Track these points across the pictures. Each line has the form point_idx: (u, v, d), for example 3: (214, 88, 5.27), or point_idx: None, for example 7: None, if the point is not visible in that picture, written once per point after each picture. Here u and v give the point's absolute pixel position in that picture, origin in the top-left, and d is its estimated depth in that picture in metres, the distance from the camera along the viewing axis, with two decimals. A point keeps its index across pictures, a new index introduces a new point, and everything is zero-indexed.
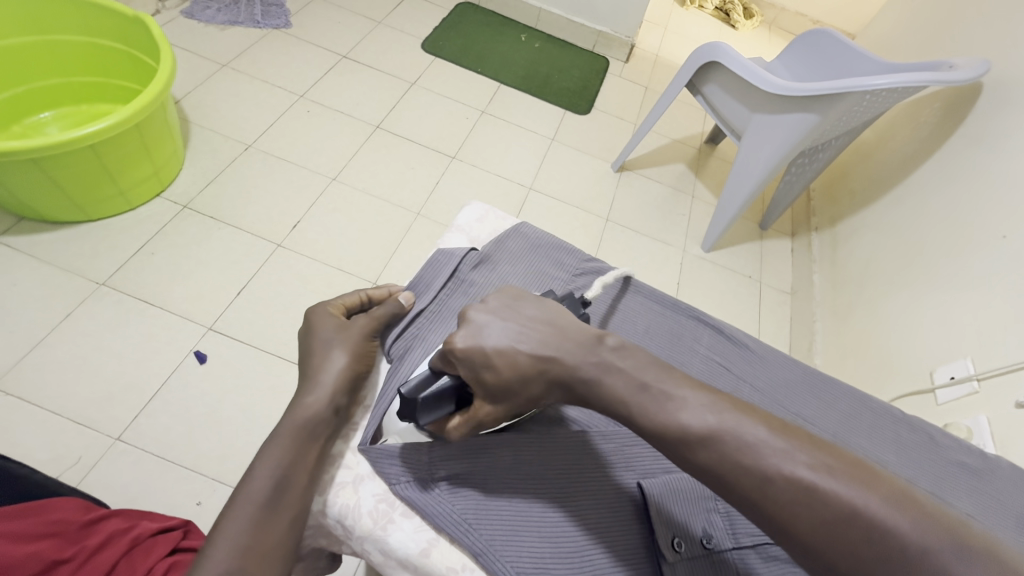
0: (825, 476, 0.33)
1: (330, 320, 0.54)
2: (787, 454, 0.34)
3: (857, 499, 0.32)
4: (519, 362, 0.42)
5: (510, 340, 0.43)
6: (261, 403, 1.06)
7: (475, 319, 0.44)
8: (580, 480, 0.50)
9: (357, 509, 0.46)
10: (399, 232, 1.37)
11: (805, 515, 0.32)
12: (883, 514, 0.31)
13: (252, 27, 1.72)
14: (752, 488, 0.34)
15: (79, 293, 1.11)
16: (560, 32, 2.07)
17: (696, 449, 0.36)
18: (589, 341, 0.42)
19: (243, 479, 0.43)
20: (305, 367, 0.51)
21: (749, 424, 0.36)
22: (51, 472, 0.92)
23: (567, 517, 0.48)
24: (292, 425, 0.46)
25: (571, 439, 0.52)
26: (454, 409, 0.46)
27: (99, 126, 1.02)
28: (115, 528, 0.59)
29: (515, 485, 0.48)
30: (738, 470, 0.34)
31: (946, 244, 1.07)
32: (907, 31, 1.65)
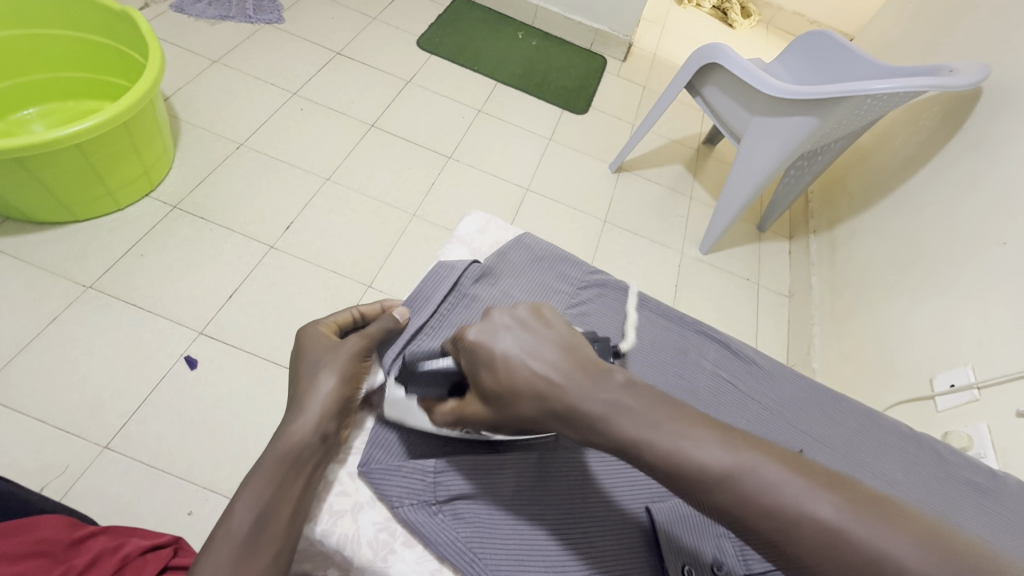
0: (850, 518, 0.32)
1: (322, 340, 0.52)
2: (810, 495, 0.33)
3: (887, 547, 0.31)
4: (520, 373, 0.39)
5: (521, 351, 0.40)
6: (253, 411, 1.04)
7: (496, 319, 0.43)
8: (584, 491, 0.49)
9: (357, 539, 0.45)
10: (395, 234, 1.35)
11: (829, 560, 0.31)
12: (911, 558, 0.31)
13: (244, 22, 1.69)
14: (777, 530, 0.32)
15: (66, 296, 1.08)
16: (558, 30, 2.05)
17: (714, 493, 0.34)
18: (600, 376, 0.38)
19: (226, 512, 0.41)
20: (294, 392, 0.49)
21: (767, 464, 0.34)
22: (37, 482, 0.90)
23: (572, 532, 0.47)
24: (275, 455, 0.44)
25: (579, 462, 0.50)
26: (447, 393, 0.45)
27: (85, 125, 0.99)
28: (104, 545, 0.58)
29: (521, 511, 0.47)
30: (764, 515, 0.33)
31: (944, 251, 1.07)
32: (904, 32, 1.65)
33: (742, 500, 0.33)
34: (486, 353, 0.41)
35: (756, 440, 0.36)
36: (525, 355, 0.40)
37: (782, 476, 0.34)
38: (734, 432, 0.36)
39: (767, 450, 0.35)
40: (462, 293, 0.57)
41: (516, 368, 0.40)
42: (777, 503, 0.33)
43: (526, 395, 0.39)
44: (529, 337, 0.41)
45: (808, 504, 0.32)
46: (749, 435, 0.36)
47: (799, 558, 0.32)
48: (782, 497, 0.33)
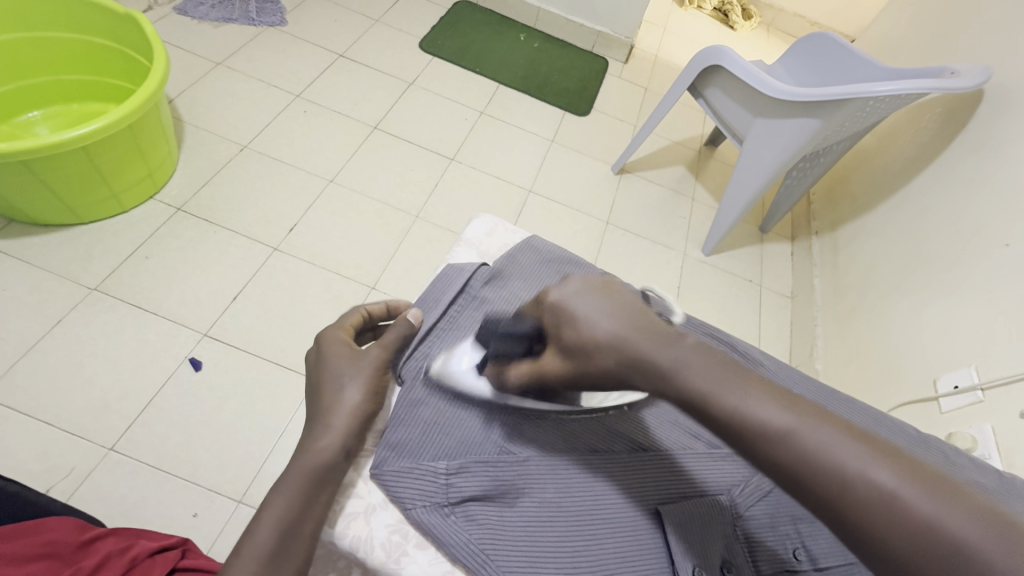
0: (911, 489, 0.30)
1: (341, 349, 0.49)
2: (870, 462, 0.31)
3: (948, 522, 0.29)
4: (602, 328, 0.37)
5: (597, 309, 0.38)
6: (258, 414, 1.04)
7: (574, 281, 0.41)
8: (604, 479, 0.46)
9: (369, 541, 0.44)
10: (398, 236, 1.35)
11: (887, 529, 0.29)
12: (976, 537, 0.28)
13: (247, 24, 1.69)
14: (829, 491, 0.31)
15: (71, 298, 1.09)
16: (559, 32, 2.05)
17: (770, 448, 0.32)
18: (671, 336, 0.37)
19: (251, 524, 0.39)
20: (314, 404, 0.46)
21: (826, 429, 0.32)
22: (43, 484, 0.90)
23: (593, 527, 0.43)
24: (302, 469, 0.42)
25: (600, 456, 0.47)
26: (524, 352, 0.43)
27: (90, 128, 0.99)
28: (112, 548, 0.58)
29: (539, 510, 0.43)
30: (817, 476, 0.31)
31: (949, 252, 1.07)
32: (906, 34, 1.65)
33: (798, 459, 0.31)
34: (566, 315, 0.39)
35: (822, 410, 0.34)
36: (601, 315, 0.38)
37: (842, 444, 0.32)
38: (799, 398, 0.34)
39: (830, 417, 0.33)
40: (471, 296, 0.57)
41: (595, 327, 0.37)
42: (831, 466, 0.31)
43: (606, 351, 0.37)
44: (606, 299, 0.39)
45: (868, 471, 0.30)
46: (811, 403, 0.34)
47: (854, 522, 0.30)
48: (839, 461, 0.31)
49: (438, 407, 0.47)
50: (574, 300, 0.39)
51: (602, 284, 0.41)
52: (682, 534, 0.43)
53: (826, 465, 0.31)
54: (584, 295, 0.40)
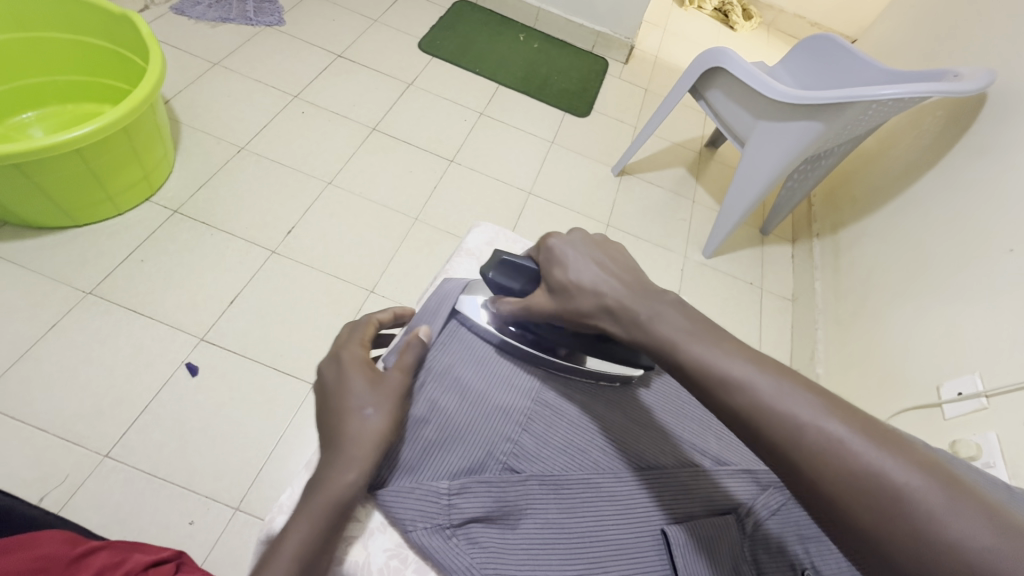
0: (858, 439, 0.31)
1: (361, 370, 0.46)
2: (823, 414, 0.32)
3: (888, 466, 0.30)
4: (588, 274, 0.45)
5: (591, 260, 0.46)
6: (254, 420, 1.03)
7: (577, 233, 0.50)
8: (608, 499, 0.44)
9: (367, 566, 0.43)
10: (396, 238, 1.34)
11: (832, 476, 0.31)
12: (913, 481, 0.29)
13: (245, 24, 1.68)
14: (781, 438, 0.32)
15: (66, 302, 1.07)
16: (559, 33, 2.04)
17: (734, 394, 0.34)
18: (652, 291, 0.42)
19: (263, 561, 0.38)
20: (332, 432, 0.43)
21: (782, 385, 0.34)
22: (36, 493, 0.89)
23: (596, 549, 0.42)
24: (313, 499, 0.40)
25: (609, 475, 0.46)
26: (519, 289, 0.51)
27: (85, 130, 0.98)
28: (105, 562, 0.57)
29: (544, 534, 0.42)
30: (771, 423, 0.33)
31: (953, 257, 1.06)
32: (907, 36, 1.65)
33: (749, 405, 0.34)
34: (557, 256, 0.48)
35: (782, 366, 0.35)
36: (588, 264, 0.46)
37: (797, 397, 0.33)
38: (769, 357, 0.36)
39: (794, 377, 0.34)
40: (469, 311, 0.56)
41: (582, 270, 0.46)
42: (781, 416, 0.33)
43: (585, 289, 0.45)
44: (597, 250, 0.47)
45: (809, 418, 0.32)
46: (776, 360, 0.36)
47: (801, 465, 0.32)
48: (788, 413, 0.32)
49: (442, 424, 0.45)
50: (566, 250, 0.48)
51: (600, 240, 0.49)
52: (691, 555, 0.42)
53: (778, 414, 0.33)
54: (577, 248, 0.48)
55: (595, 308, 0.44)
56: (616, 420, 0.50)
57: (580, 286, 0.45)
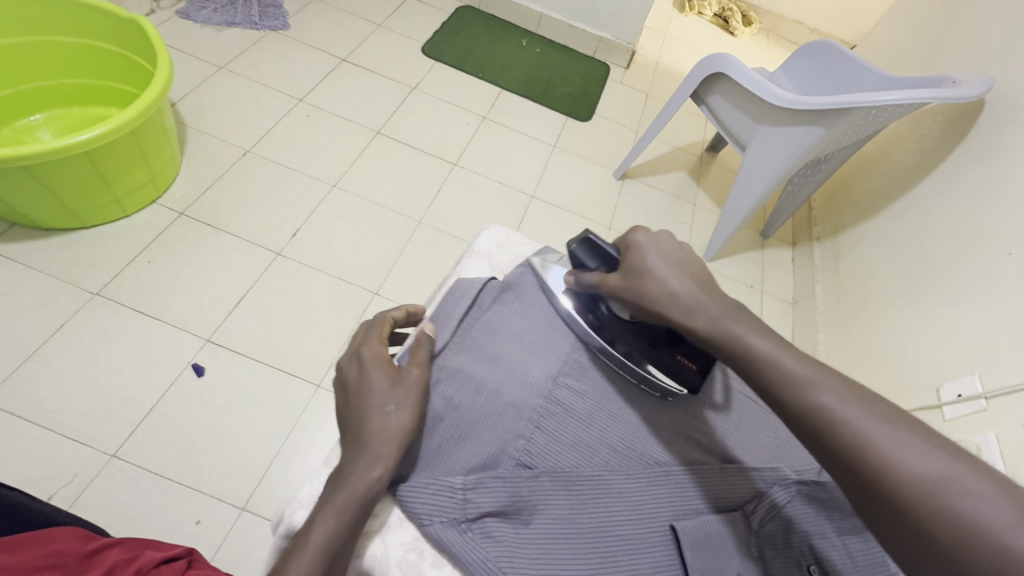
0: (920, 460, 0.33)
1: (383, 368, 0.47)
2: (887, 436, 0.34)
3: (948, 487, 0.32)
4: (656, 267, 0.48)
5: (663, 259, 0.49)
6: (260, 419, 1.04)
7: (666, 236, 0.51)
8: (618, 494, 0.45)
9: (385, 560, 0.43)
10: (401, 241, 1.35)
11: (891, 492, 0.33)
12: (973, 502, 0.31)
13: (250, 28, 1.69)
14: (845, 455, 0.35)
15: (73, 303, 1.08)
16: (561, 38, 2.06)
17: (794, 408, 0.38)
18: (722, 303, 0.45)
19: (292, 549, 0.38)
20: (355, 427, 0.44)
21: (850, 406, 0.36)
22: (44, 491, 0.89)
23: (606, 544, 0.43)
24: (339, 496, 0.40)
25: (618, 472, 0.47)
26: (596, 268, 0.54)
27: (93, 133, 0.99)
28: (118, 558, 0.58)
29: (556, 528, 0.43)
30: (832, 442, 0.36)
31: (953, 262, 1.07)
32: (906, 42, 1.66)
33: (812, 408, 0.37)
34: (636, 245, 0.51)
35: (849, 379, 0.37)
36: (662, 260, 0.49)
37: (862, 416, 0.36)
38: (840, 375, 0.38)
39: (860, 395, 0.37)
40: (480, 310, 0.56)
41: (655, 263, 0.49)
42: (841, 420, 0.36)
43: (654, 277, 0.48)
44: (673, 251, 0.50)
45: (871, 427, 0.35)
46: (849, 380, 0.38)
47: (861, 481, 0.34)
48: (850, 419, 0.35)
49: (457, 423, 0.47)
50: (645, 247, 0.50)
51: (679, 245, 0.51)
52: (698, 550, 0.43)
53: (840, 422, 0.35)
54: (656, 249, 0.50)
55: (659, 294, 0.47)
56: (628, 418, 0.50)
57: (657, 287, 0.48)
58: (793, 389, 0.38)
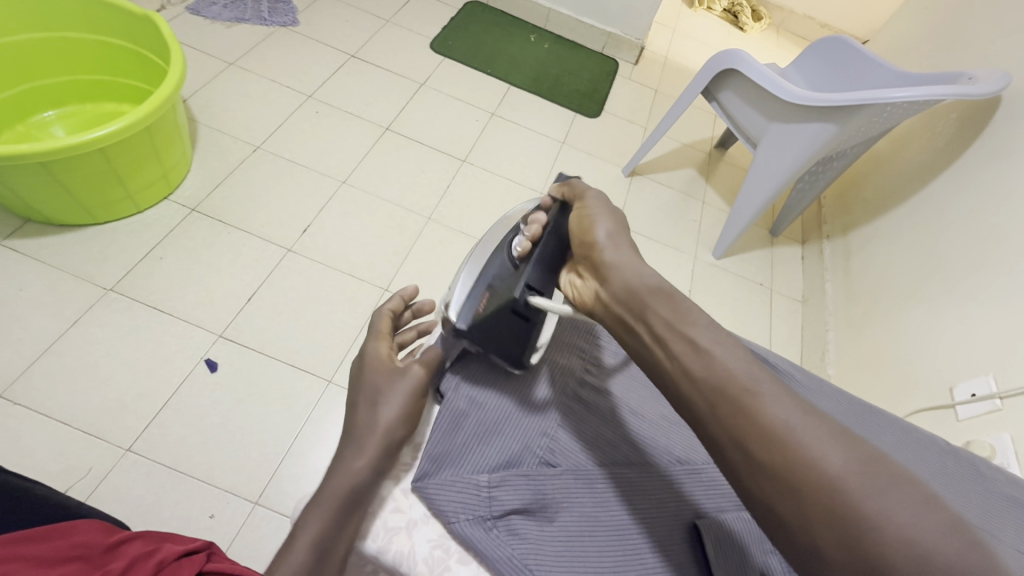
0: (842, 464, 0.33)
1: (384, 368, 0.50)
2: (814, 438, 0.35)
3: (862, 491, 0.32)
4: (613, 214, 0.57)
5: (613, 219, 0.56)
6: (271, 415, 1.04)
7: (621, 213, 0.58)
8: (637, 493, 0.47)
9: (412, 556, 0.42)
10: (411, 238, 1.35)
11: (810, 493, 0.33)
12: (881, 506, 0.31)
13: (259, 24, 1.69)
14: (767, 454, 0.35)
15: (87, 298, 1.09)
16: (570, 33, 2.05)
17: (724, 413, 0.38)
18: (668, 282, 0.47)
19: (286, 544, 0.39)
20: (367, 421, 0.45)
21: (779, 406, 0.36)
22: (61, 485, 0.90)
23: (626, 542, 0.44)
24: (333, 492, 0.41)
25: (636, 471, 0.48)
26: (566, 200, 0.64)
27: (107, 130, 0.99)
28: (138, 551, 0.57)
29: (580, 526, 0.44)
30: (760, 439, 0.35)
31: (970, 260, 1.06)
32: (921, 37, 1.65)
33: (740, 411, 0.37)
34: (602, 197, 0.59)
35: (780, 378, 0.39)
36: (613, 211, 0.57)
37: (787, 414, 0.36)
38: (768, 376, 0.39)
39: (789, 397, 0.37)
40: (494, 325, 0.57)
41: (608, 211, 0.57)
42: (764, 424, 0.36)
43: (605, 214, 0.57)
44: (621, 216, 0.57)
45: (793, 422, 0.36)
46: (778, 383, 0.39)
47: (783, 482, 0.34)
48: (778, 414, 0.36)
49: (481, 420, 0.48)
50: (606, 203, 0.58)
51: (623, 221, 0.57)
52: (718, 548, 0.44)
53: (763, 422, 0.36)
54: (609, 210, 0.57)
55: (609, 230, 0.54)
56: (647, 417, 0.52)
57: (608, 232, 0.54)
58: (726, 393, 0.38)
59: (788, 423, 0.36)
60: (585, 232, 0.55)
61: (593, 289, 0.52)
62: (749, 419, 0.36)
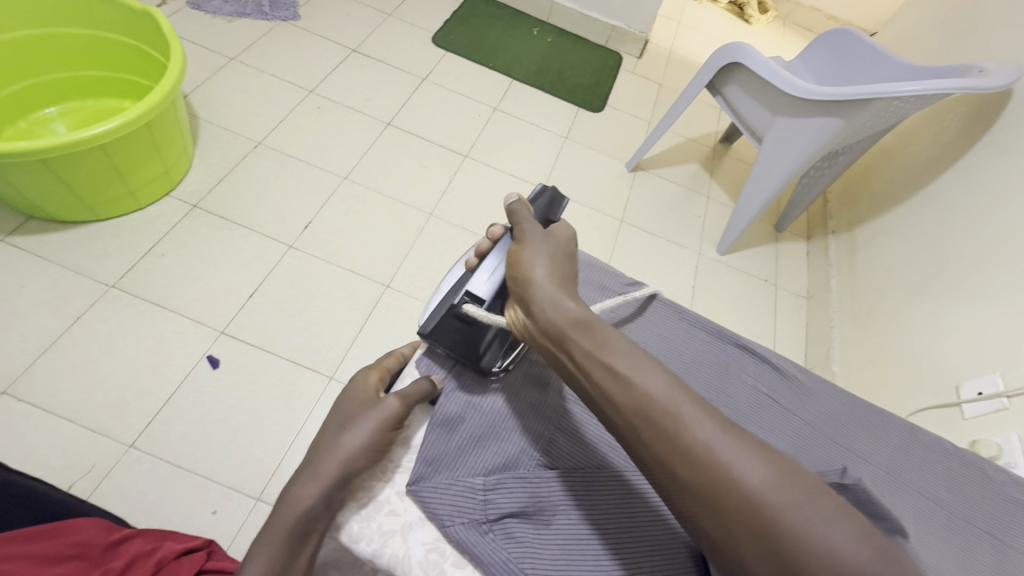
0: (762, 482, 0.36)
1: (364, 399, 0.47)
2: (736, 457, 0.36)
3: (782, 508, 0.34)
4: (554, 248, 0.54)
5: (549, 253, 0.53)
6: (272, 411, 1.04)
7: (564, 248, 0.55)
8: (634, 494, 0.47)
9: (407, 560, 0.42)
10: (412, 234, 1.35)
11: (732, 513, 0.35)
12: (798, 523, 0.34)
13: (260, 18, 1.68)
14: (688, 475, 0.37)
15: (89, 295, 1.09)
16: (573, 27, 2.03)
17: (648, 440, 0.39)
18: (588, 318, 0.46)
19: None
20: (350, 433, 0.44)
21: (700, 428, 0.38)
22: (64, 482, 0.91)
23: (622, 545, 0.45)
24: (281, 522, 0.40)
25: (632, 474, 0.48)
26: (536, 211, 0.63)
27: (108, 126, 0.99)
28: (138, 550, 0.58)
29: (575, 528, 0.45)
30: (684, 463, 0.37)
31: (978, 257, 1.04)
32: (930, 29, 1.62)
33: (665, 436, 0.38)
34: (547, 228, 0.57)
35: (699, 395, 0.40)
36: (554, 244, 0.55)
37: (707, 433, 0.38)
38: (687, 390, 0.40)
39: (707, 415, 0.39)
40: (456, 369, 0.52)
41: (549, 243, 0.55)
42: (686, 448, 0.37)
43: (542, 244, 0.54)
44: (558, 248, 0.55)
45: (713, 442, 0.37)
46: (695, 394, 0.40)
47: (708, 503, 0.36)
48: (699, 435, 0.37)
49: (476, 424, 0.48)
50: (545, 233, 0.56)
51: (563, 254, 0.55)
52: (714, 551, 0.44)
53: (684, 445, 0.37)
54: (547, 240, 0.55)
55: (543, 261, 0.52)
56: None
57: (541, 264, 0.51)
58: (649, 414, 0.39)
59: (708, 442, 0.37)
60: (519, 263, 0.52)
61: (522, 319, 0.50)
62: (673, 442, 0.38)
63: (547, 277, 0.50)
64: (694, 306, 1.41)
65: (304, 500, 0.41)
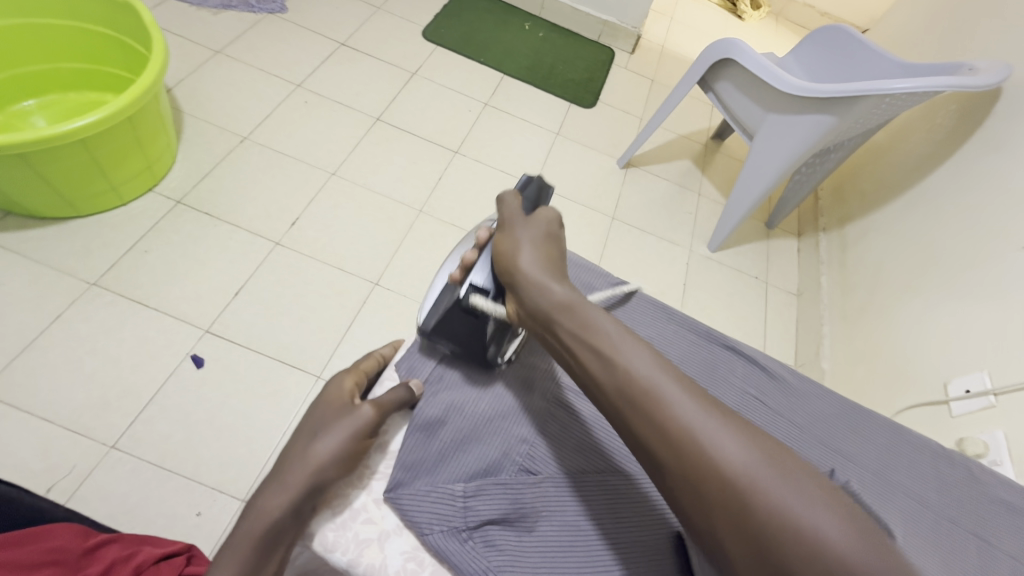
0: (742, 460, 0.35)
1: (342, 401, 0.46)
2: (718, 437, 0.36)
3: (762, 485, 0.34)
4: (539, 233, 0.54)
5: (534, 238, 0.53)
6: (258, 410, 1.03)
7: (553, 233, 0.55)
8: (619, 499, 0.47)
9: (383, 570, 0.41)
10: (401, 230, 1.33)
11: (713, 491, 0.35)
12: (780, 502, 0.34)
13: (247, 11, 1.65)
14: (668, 453, 0.37)
15: (70, 292, 1.07)
16: (565, 21, 2.01)
17: (631, 418, 0.39)
18: (576, 301, 0.46)
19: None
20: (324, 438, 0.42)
21: (684, 407, 0.38)
22: (43, 484, 0.89)
23: (606, 551, 0.44)
24: (248, 532, 0.38)
25: (618, 479, 0.48)
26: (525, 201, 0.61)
27: (87, 120, 0.96)
28: (115, 555, 0.57)
29: (558, 535, 0.44)
30: (666, 441, 0.37)
31: (966, 255, 1.04)
32: (921, 27, 1.62)
33: (647, 412, 0.38)
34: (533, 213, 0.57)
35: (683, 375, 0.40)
36: (540, 230, 0.54)
37: (691, 412, 0.38)
38: (671, 370, 0.41)
39: (691, 394, 0.39)
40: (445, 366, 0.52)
41: (535, 228, 0.55)
42: (667, 426, 0.37)
43: (529, 229, 0.54)
44: (545, 233, 0.54)
45: (696, 421, 0.37)
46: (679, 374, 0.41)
47: (688, 481, 0.36)
48: (681, 415, 0.37)
49: (457, 428, 0.48)
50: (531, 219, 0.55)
51: (549, 238, 0.54)
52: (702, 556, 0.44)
53: (667, 421, 0.37)
54: (530, 225, 0.55)
55: (529, 245, 0.52)
56: None
57: (529, 251, 0.51)
58: (633, 392, 0.39)
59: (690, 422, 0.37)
60: (507, 249, 0.52)
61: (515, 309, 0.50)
62: (655, 420, 0.38)
63: (533, 261, 0.49)
64: (685, 304, 1.41)
65: (274, 508, 0.39)
